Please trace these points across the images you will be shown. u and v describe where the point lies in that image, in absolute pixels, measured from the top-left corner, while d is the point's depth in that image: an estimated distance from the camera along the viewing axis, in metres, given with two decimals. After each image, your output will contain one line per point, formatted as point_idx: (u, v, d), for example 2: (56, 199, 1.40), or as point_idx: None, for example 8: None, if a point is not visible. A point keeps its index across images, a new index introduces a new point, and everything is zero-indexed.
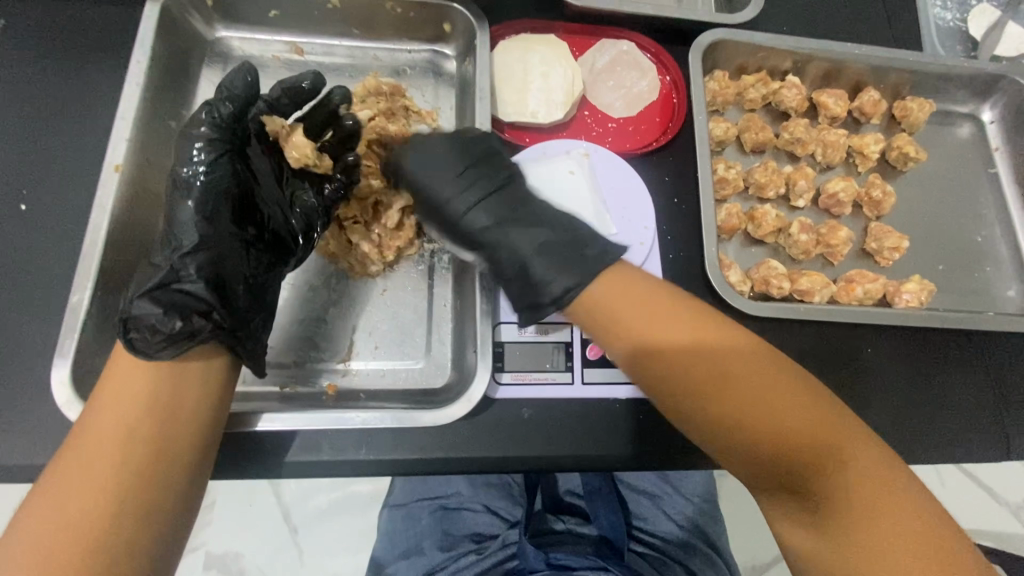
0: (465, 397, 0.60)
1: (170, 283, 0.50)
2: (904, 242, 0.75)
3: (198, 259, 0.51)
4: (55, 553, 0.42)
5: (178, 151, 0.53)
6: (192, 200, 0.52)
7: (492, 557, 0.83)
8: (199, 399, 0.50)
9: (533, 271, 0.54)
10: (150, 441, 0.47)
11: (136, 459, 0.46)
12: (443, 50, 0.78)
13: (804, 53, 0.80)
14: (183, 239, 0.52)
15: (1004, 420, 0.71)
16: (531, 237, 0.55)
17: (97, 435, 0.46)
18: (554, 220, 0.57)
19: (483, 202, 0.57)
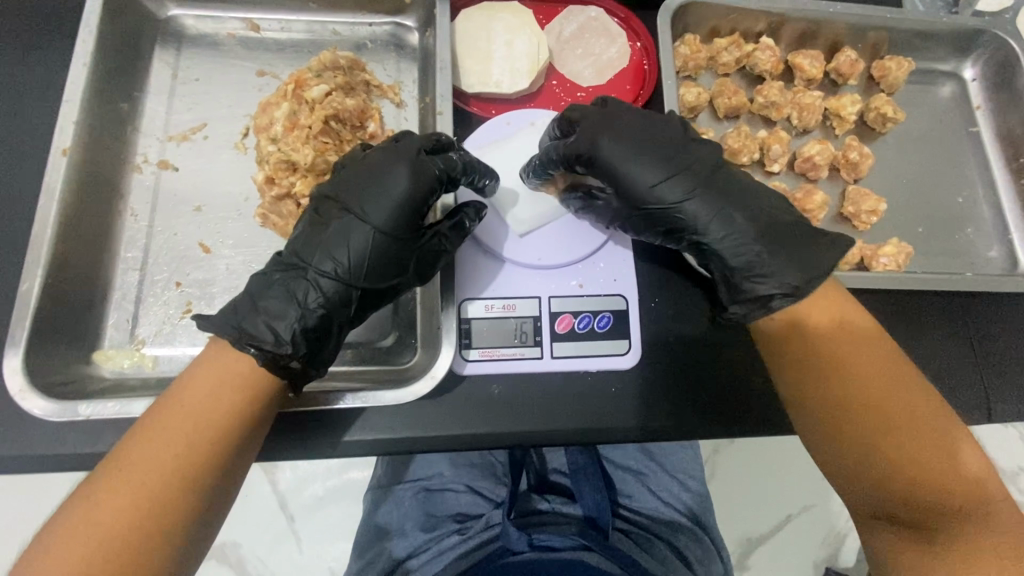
0: (430, 373, 0.58)
1: (311, 322, 0.52)
2: (881, 205, 0.73)
3: (339, 316, 0.53)
4: (145, 498, 0.44)
5: (373, 191, 0.54)
6: (361, 249, 0.53)
7: (475, 538, 0.82)
8: (249, 424, 0.50)
9: (748, 271, 0.55)
10: (240, 411, 0.49)
11: (228, 425, 0.48)
12: (404, 22, 0.75)
13: (778, 14, 0.77)
14: (329, 280, 0.52)
15: (984, 381, 0.69)
16: (746, 253, 0.55)
17: (197, 399, 0.48)
18: (771, 233, 0.55)
19: (681, 189, 0.56)
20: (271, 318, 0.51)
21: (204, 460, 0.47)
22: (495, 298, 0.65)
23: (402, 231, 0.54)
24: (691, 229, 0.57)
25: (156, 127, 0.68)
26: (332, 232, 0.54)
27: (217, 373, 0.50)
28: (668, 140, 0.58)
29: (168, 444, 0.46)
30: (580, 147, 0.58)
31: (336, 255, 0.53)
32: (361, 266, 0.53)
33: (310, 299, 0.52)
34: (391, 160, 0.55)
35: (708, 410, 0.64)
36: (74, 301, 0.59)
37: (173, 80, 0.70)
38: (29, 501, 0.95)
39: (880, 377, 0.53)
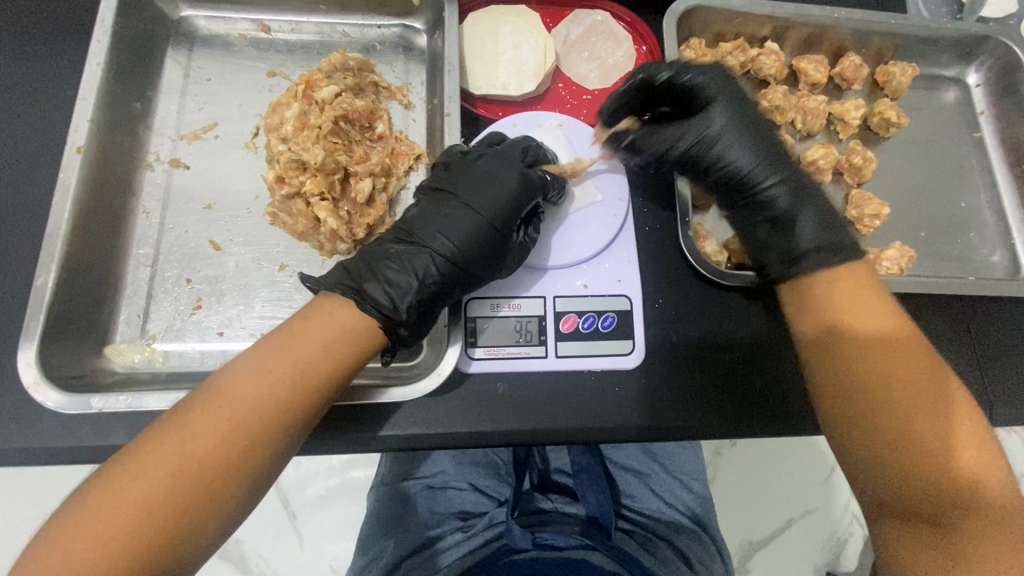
0: (435, 371, 0.59)
1: (421, 295, 0.55)
2: (885, 209, 0.74)
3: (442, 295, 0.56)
4: (230, 436, 0.46)
5: (481, 184, 0.59)
6: (471, 235, 0.57)
7: (479, 535, 0.83)
8: (343, 380, 0.52)
9: (805, 225, 0.62)
10: (334, 368, 0.51)
11: (319, 379, 0.50)
12: (413, 24, 0.76)
13: (782, 19, 0.78)
14: (439, 260, 0.56)
15: (985, 386, 0.70)
16: (808, 213, 0.62)
17: (302, 346, 0.50)
18: (821, 205, 0.63)
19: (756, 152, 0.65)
20: (394, 283, 0.54)
21: (292, 405, 0.48)
22: (499, 298, 0.65)
23: (507, 223, 0.59)
24: (762, 178, 0.64)
25: (168, 126, 0.69)
26: (447, 214, 0.58)
27: (319, 328, 0.51)
28: (748, 112, 0.67)
29: (258, 394, 0.47)
30: (690, 78, 0.65)
31: (445, 237, 0.57)
32: (473, 249, 0.57)
33: (427, 274, 0.55)
34: (502, 163, 0.60)
35: (711, 410, 0.64)
36: (87, 295, 0.60)
37: (185, 80, 0.71)
38: (36, 495, 0.96)
39: (897, 376, 0.54)
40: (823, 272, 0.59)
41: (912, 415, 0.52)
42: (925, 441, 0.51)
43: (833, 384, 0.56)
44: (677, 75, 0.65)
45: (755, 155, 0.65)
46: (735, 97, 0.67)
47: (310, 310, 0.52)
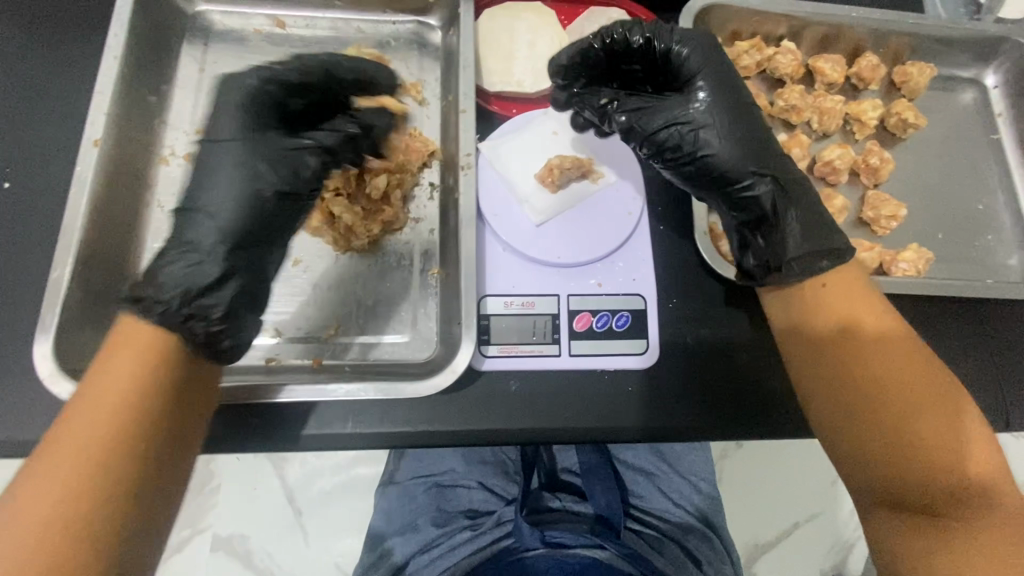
0: (449, 368, 0.59)
1: (177, 259, 0.50)
2: (902, 211, 0.73)
3: (207, 260, 0.51)
4: (66, 496, 0.43)
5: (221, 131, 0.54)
6: (215, 188, 0.53)
7: (488, 534, 0.82)
8: (167, 398, 0.49)
9: (787, 233, 0.57)
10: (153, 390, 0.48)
11: (141, 407, 0.47)
12: (428, 21, 0.76)
13: (800, 18, 0.78)
14: (202, 220, 0.52)
15: (1003, 391, 0.69)
16: (789, 217, 0.57)
17: (110, 386, 0.47)
18: (802, 202, 0.58)
19: (733, 144, 0.57)
20: (182, 265, 0.50)
21: (118, 440, 0.46)
22: (513, 295, 0.65)
23: (252, 152, 0.54)
24: (751, 163, 0.57)
25: (183, 120, 0.69)
26: (206, 175, 0.54)
27: (121, 362, 0.48)
28: (732, 92, 0.59)
29: (96, 425, 0.45)
30: (672, 41, 0.59)
31: (209, 192, 0.53)
32: (242, 214, 0.53)
33: (190, 239, 0.51)
34: (234, 112, 0.55)
35: (725, 411, 0.64)
36: (102, 288, 0.60)
37: (200, 75, 0.71)
38: None
39: (878, 374, 0.53)
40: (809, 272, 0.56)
41: (906, 408, 0.52)
42: (918, 435, 0.51)
43: (816, 381, 0.56)
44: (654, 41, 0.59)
45: (737, 140, 0.57)
46: (717, 76, 0.59)
47: (105, 349, 0.49)
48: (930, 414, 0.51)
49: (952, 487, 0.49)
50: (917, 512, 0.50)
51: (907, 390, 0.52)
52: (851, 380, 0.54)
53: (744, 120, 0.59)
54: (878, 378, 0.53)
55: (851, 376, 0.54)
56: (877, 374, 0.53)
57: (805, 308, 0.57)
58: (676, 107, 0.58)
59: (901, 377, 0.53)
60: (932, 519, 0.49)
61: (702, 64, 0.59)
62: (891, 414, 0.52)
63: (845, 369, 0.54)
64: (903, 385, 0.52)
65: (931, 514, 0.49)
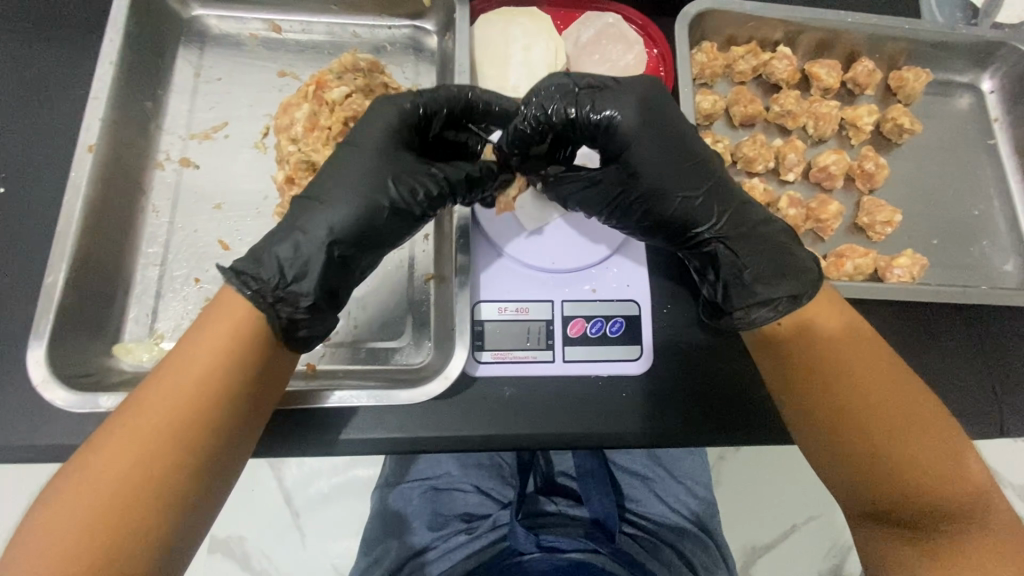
0: (443, 374, 0.59)
1: (292, 258, 0.50)
2: (897, 216, 0.73)
3: (317, 268, 0.51)
4: (144, 459, 0.44)
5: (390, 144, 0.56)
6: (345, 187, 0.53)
7: (483, 537, 0.82)
8: (248, 375, 0.49)
9: (738, 285, 0.56)
10: (233, 363, 0.48)
11: (219, 383, 0.47)
12: (424, 26, 0.76)
13: (795, 23, 0.78)
14: (325, 219, 0.52)
15: (997, 397, 0.69)
16: (744, 265, 0.56)
17: (196, 355, 0.47)
18: (761, 246, 0.56)
19: (680, 199, 0.57)
20: (285, 254, 0.50)
21: (201, 411, 0.46)
22: (508, 301, 0.65)
23: (406, 165, 0.56)
24: (698, 224, 0.57)
25: (179, 125, 0.69)
26: (336, 171, 0.54)
27: (211, 332, 0.48)
28: (665, 145, 0.56)
29: (182, 387, 0.46)
30: (600, 110, 0.56)
31: (332, 189, 0.53)
32: (356, 215, 0.52)
33: (320, 238, 0.51)
34: (393, 119, 0.56)
35: (719, 418, 0.64)
36: (97, 293, 0.60)
37: (195, 79, 0.72)
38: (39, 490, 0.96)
39: (854, 392, 0.53)
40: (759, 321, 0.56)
41: (894, 418, 0.52)
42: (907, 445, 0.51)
43: (800, 400, 0.55)
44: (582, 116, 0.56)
45: (686, 197, 0.57)
46: (644, 135, 0.56)
47: (205, 314, 0.49)
48: (916, 435, 0.51)
49: (925, 505, 0.50)
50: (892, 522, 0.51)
51: (894, 411, 0.52)
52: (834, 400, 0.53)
53: (685, 174, 0.56)
54: (862, 393, 0.53)
55: (835, 393, 0.53)
56: (861, 388, 0.53)
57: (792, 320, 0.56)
58: (616, 181, 0.58)
59: (885, 389, 0.53)
60: (904, 530, 0.51)
61: (631, 126, 0.56)
62: (876, 426, 0.52)
63: (834, 380, 0.54)
64: (889, 405, 0.52)
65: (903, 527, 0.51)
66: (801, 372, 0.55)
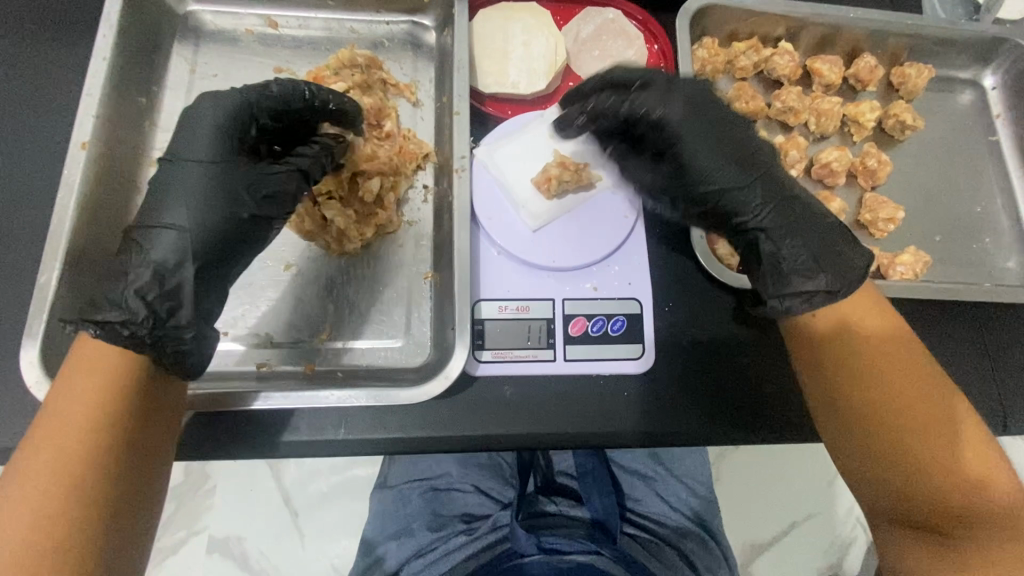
0: (442, 374, 0.58)
1: (144, 279, 0.47)
2: (900, 213, 0.72)
3: (171, 285, 0.48)
4: (37, 521, 0.42)
5: (213, 154, 0.54)
6: (180, 204, 0.51)
7: (483, 540, 0.81)
8: (132, 412, 0.47)
9: (787, 265, 0.57)
10: (113, 403, 0.46)
11: (101, 427, 0.45)
12: (422, 21, 0.75)
13: (797, 18, 0.77)
14: (165, 237, 0.50)
15: (1001, 394, 0.68)
16: (795, 246, 0.57)
17: (70, 406, 0.45)
18: (815, 226, 0.57)
19: (729, 175, 0.59)
20: (123, 280, 0.48)
21: (85, 458, 0.44)
22: (508, 300, 0.64)
23: (232, 172, 0.55)
24: (749, 208, 0.58)
25: (173, 122, 0.69)
26: (167, 188, 0.52)
27: (80, 382, 0.46)
28: (721, 129, 0.60)
29: (61, 440, 0.44)
30: (658, 112, 0.59)
31: (165, 207, 0.51)
32: (206, 226, 0.51)
33: (165, 258, 0.49)
34: (213, 121, 0.55)
35: (721, 417, 0.63)
36: (90, 293, 0.59)
37: (191, 76, 0.71)
38: None
39: (891, 389, 0.53)
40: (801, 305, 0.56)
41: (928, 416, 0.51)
42: (940, 443, 0.51)
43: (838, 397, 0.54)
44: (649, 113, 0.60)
45: (736, 178, 0.59)
46: (698, 120, 0.60)
47: (65, 372, 0.47)
48: (923, 433, 0.51)
49: (955, 511, 0.49)
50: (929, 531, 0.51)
51: (907, 410, 0.52)
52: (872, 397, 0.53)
53: (739, 158, 0.59)
54: (895, 390, 0.53)
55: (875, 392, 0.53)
56: (895, 386, 0.53)
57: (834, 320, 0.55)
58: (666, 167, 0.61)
59: (917, 388, 0.52)
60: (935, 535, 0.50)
61: (683, 114, 0.60)
62: (909, 423, 0.51)
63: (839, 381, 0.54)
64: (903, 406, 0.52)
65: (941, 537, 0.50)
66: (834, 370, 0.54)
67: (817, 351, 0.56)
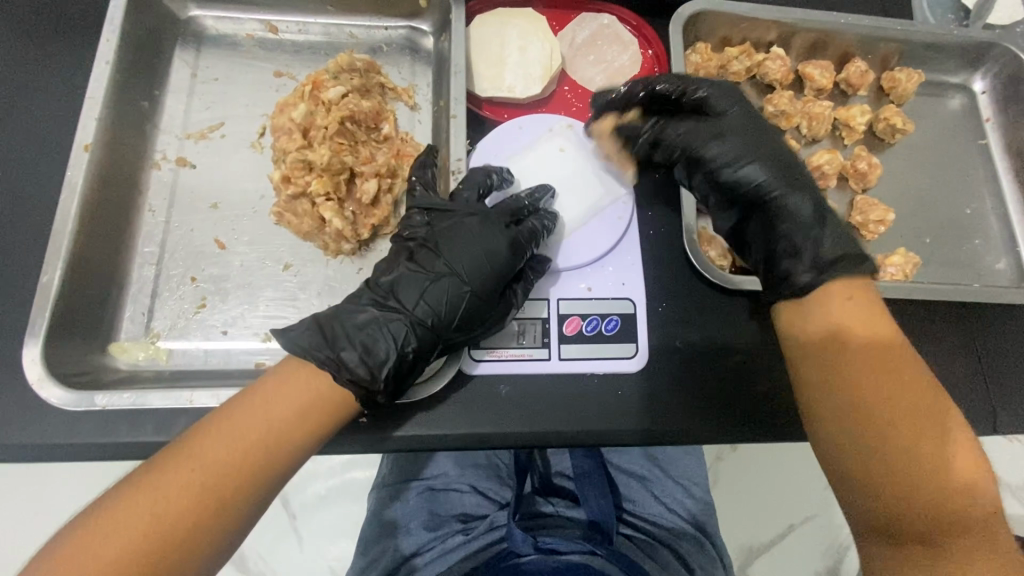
0: (441, 373, 0.62)
1: (375, 356, 0.54)
2: (889, 216, 0.74)
3: (392, 365, 0.54)
4: (204, 494, 0.46)
5: (472, 266, 0.59)
6: (436, 302, 0.57)
7: (480, 539, 0.82)
8: (315, 443, 0.52)
9: (795, 239, 0.59)
10: (303, 429, 0.51)
11: (287, 443, 0.51)
12: (420, 26, 0.77)
13: (789, 24, 0.78)
14: (402, 333, 0.56)
15: (990, 393, 0.69)
16: (801, 224, 0.59)
17: (274, 409, 0.51)
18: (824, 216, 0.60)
19: (748, 154, 0.62)
20: (364, 351, 0.54)
21: (265, 463, 0.49)
22: None
23: (487, 292, 0.58)
24: (758, 189, 0.61)
25: (175, 125, 0.70)
26: (427, 277, 0.58)
27: (297, 392, 0.52)
28: (745, 118, 0.64)
29: (253, 433, 0.49)
30: (697, 88, 0.65)
31: (422, 296, 0.57)
32: (440, 317, 0.57)
33: (405, 342, 0.56)
34: (486, 233, 0.60)
35: (713, 415, 0.64)
36: (93, 293, 0.60)
37: (192, 80, 0.72)
38: (35, 492, 0.96)
39: (877, 390, 0.52)
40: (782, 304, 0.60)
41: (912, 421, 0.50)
42: (922, 450, 0.49)
43: (824, 390, 0.54)
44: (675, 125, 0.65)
45: (758, 160, 0.62)
46: (743, 108, 0.64)
47: (285, 373, 0.53)
48: (904, 437, 0.50)
49: (927, 518, 0.48)
50: (900, 534, 0.49)
51: (886, 408, 0.51)
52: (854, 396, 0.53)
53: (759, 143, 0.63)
54: (882, 390, 0.52)
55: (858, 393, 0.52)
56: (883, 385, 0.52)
57: (824, 321, 0.55)
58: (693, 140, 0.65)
59: (907, 393, 0.52)
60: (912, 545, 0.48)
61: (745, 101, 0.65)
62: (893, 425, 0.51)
63: (823, 382, 0.54)
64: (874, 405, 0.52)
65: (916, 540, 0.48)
66: (818, 367, 0.55)
67: (805, 347, 0.56)
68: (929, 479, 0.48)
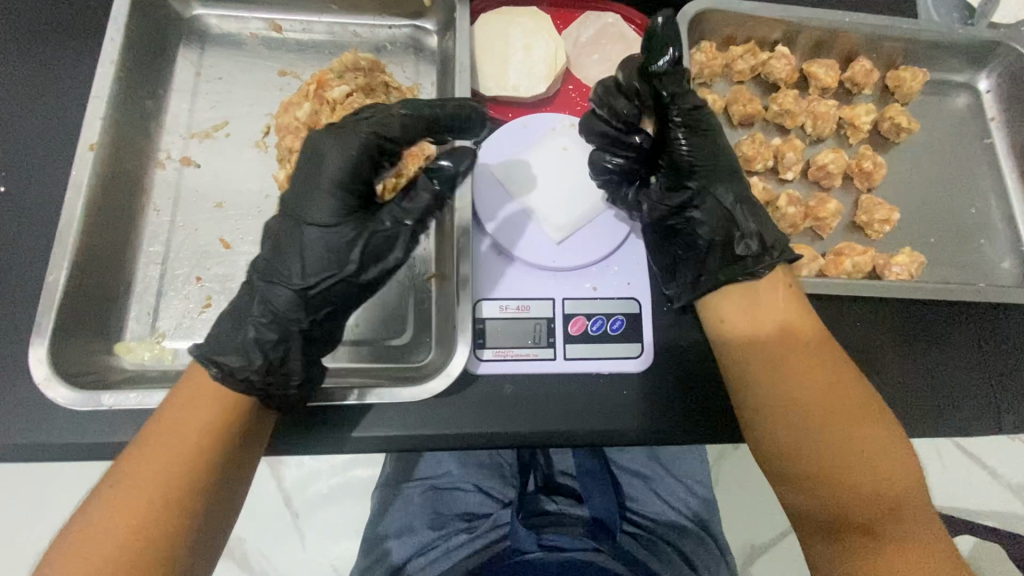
0: (445, 372, 0.59)
1: (255, 335, 0.51)
2: (895, 214, 0.73)
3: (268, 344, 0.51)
4: (155, 502, 0.46)
5: (315, 202, 0.53)
6: (292, 254, 0.52)
7: (483, 537, 0.82)
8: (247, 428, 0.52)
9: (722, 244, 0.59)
10: (231, 417, 0.51)
11: (223, 436, 0.50)
12: (424, 25, 0.76)
13: (794, 23, 0.78)
14: (268, 297, 0.52)
15: (994, 391, 0.69)
16: (731, 233, 0.59)
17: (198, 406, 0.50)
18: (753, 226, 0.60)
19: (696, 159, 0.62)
20: (258, 332, 0.51)
21: (205, 458, 0.49)
22: (509, 299, 0.65)
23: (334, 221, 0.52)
24: (696, 192, 0.61)
25: (178, 124, 0.69)
26: (281, 236, 0.53)
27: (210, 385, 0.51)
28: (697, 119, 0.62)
29: (184, 435, 0.48)
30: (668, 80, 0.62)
31: (278, 259, 0.53)
32: (306, 266, 0.52)
33: (263, 313, 0.52)
34: (316, 157, 0.54)
35: (719, 415, 0.64)
36: (98, 292, 0.60)
37: (196, 79, 0.72)
38: (39, 491, 0.96)
39: (804, 387, 0.54)
40: (738, 281, 0.58)
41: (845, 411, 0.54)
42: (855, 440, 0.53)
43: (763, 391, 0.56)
44: (670, 99, 0.62)
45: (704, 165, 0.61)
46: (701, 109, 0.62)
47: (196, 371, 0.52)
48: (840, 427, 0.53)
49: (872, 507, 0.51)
50: (849, 529, 0.51)
51: (815, 402, 0.54)
52: (793, 394, 0.54)
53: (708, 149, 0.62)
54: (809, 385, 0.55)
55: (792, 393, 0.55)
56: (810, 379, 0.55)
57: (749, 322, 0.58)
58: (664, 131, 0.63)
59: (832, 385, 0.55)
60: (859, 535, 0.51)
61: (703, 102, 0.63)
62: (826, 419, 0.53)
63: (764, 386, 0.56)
64: (813, 403, 0.54)
65: (861, 533, 0.51)
66: (756, 368, 0.56)
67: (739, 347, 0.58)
68: (866, 467, 0.52)
